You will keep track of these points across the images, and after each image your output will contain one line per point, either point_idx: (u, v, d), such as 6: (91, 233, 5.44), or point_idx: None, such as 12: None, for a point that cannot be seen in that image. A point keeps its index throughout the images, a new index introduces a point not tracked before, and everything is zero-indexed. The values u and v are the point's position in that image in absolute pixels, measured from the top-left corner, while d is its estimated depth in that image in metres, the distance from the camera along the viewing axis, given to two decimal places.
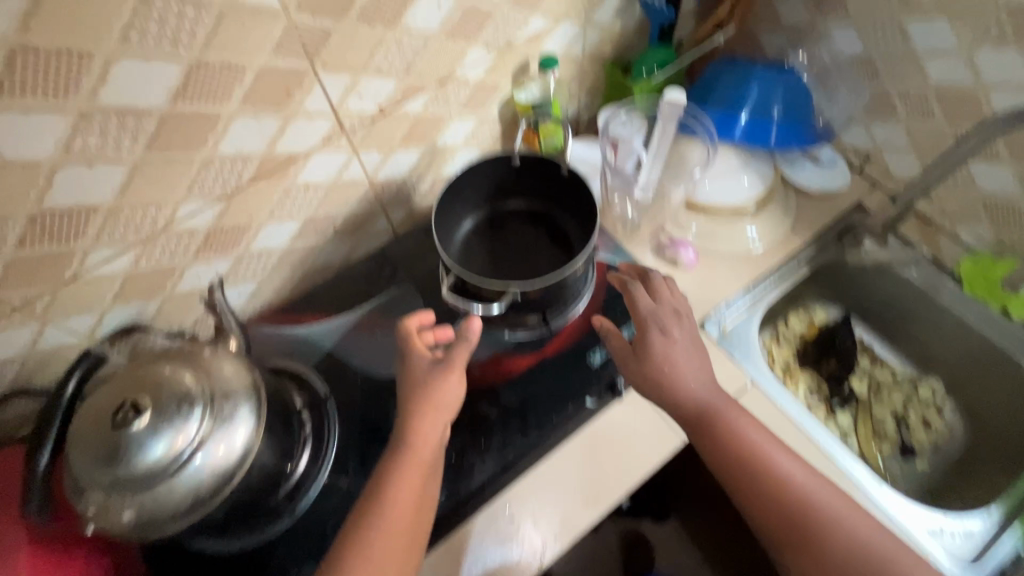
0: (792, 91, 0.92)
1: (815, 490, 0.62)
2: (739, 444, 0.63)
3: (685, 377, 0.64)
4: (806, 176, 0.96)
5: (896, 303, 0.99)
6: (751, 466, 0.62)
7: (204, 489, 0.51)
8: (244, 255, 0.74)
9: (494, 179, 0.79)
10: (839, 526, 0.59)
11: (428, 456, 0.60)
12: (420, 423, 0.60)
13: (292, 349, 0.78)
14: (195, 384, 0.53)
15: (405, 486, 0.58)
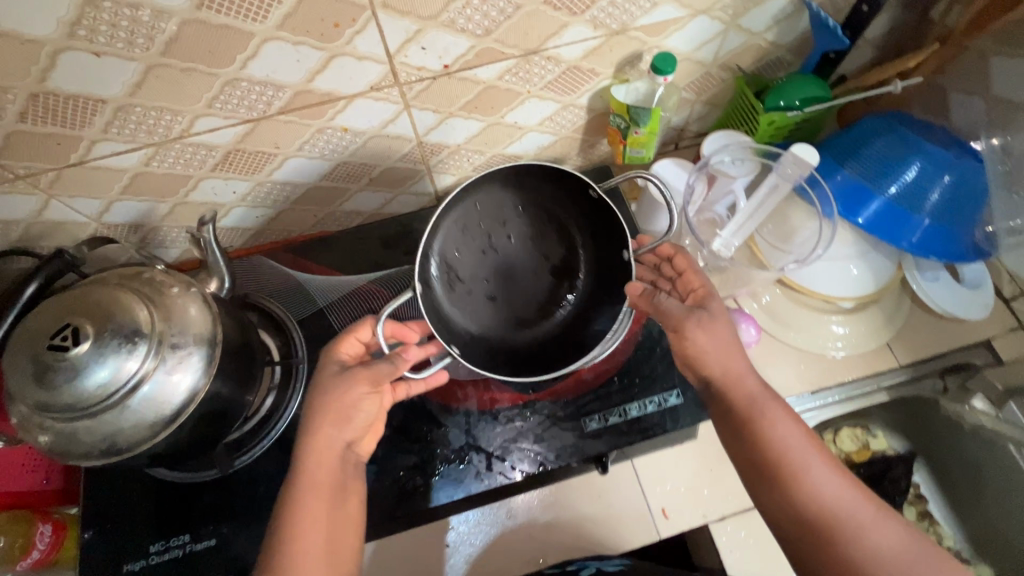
0: (960, 190, 0.70)
1: (860, 517, 0.51)
2: (767, 450, 0.53)
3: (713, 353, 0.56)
4: (934, 291, 0.76)
5: (981, 474, 0.80)
6: (781, 473, 0.53)
7: (124, 437, 0.48)
8: (265, 182, 0.68)
9: (554, 186, 0.63)
10: (874, 560, 0.49)
11: (328, 479, 0.54)
12: (312, 447, 0.53)
13: (286, 293, 0.72)
14: (148, 321, 0.49)
15: (312, 509, 0.52)
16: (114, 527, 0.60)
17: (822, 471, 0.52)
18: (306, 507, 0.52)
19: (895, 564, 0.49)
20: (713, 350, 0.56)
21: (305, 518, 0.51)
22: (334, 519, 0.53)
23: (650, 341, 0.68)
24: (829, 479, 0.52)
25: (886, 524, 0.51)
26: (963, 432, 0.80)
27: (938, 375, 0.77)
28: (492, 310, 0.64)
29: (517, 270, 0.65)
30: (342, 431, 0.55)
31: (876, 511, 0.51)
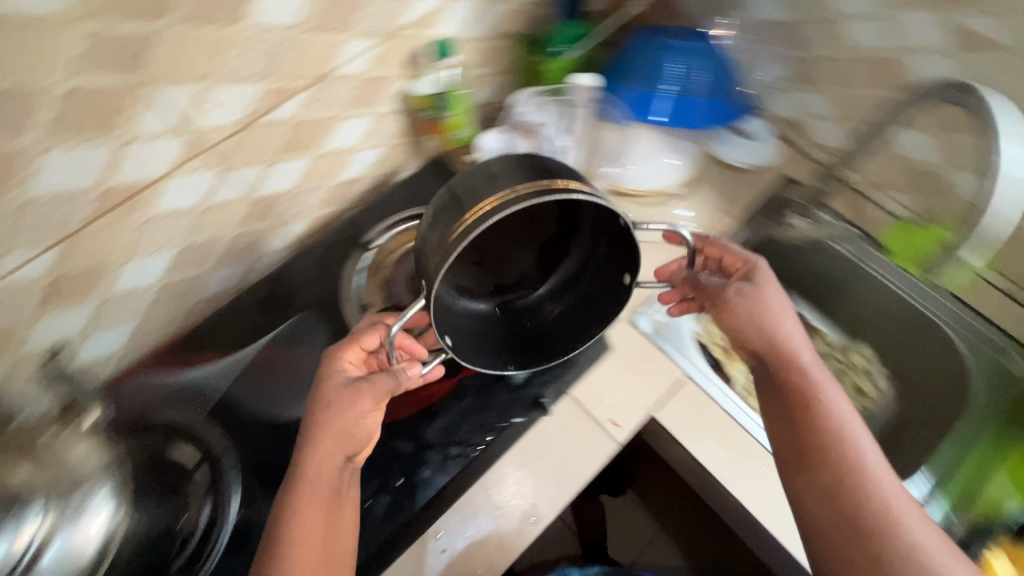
0: (715, 65, 0.91)
1: (867, 473, 0.55)
2: (797, 399, 0.61)
3: (783, 318, 0.65)
4: (733, 152, 0.93)
5: (824, 274, 0.95)
6: (813, 434, 0.59)
7: None
8: (106, 299, 0.64)
9: (567, 188, 0.61)
10: (886, 503, 0.54)
11: (331, 486, 0.57)
12: (311, 460, 0.57)
13: (178, 397, 0.71)
14: (32, 475, 0.55)
15: (307, 526, 0.54)
16: None
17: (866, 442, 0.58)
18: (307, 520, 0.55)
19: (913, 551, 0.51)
20: (759, 313, 0.65)
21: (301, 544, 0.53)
22: (328, 534, 0.55)
23: None
24: (866, 442, 0.58)
25: (890, 477, 0.56)
26: (799, 250, 0.94)
27: (765, 214, 0.92)
28: (481, 277, 0.64)
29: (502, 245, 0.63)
30: (343, 446, 0.58)
31: (887, 468, 0.57)
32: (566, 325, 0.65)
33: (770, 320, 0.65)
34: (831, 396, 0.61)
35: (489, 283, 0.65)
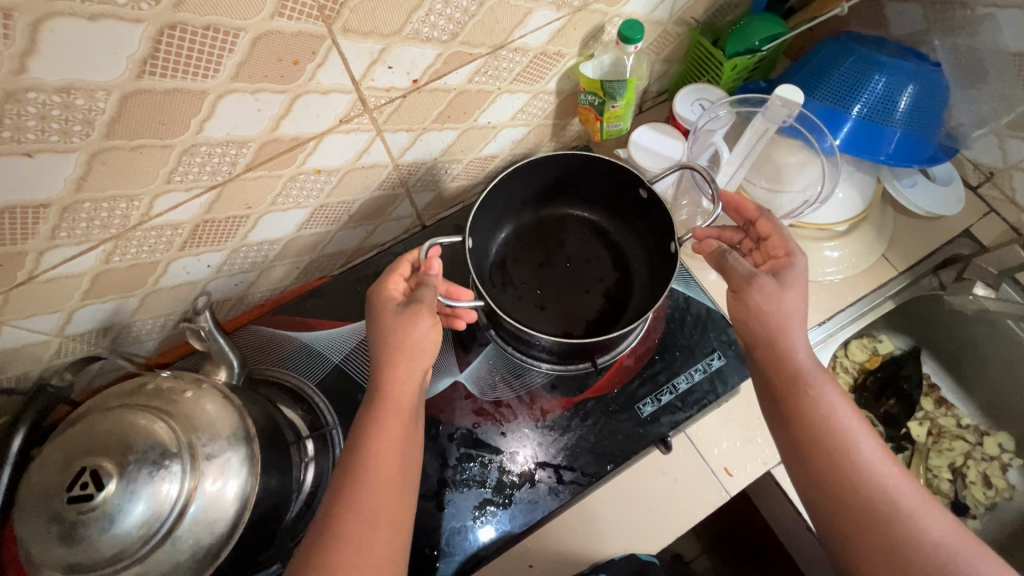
0: (929, 90, 0.72)
1: (919, 502, 0.48)
2: (870, 499, 0.48)
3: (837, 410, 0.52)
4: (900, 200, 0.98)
5: (978, 349, 0.88)
6: (887, 522, 0.47)
7: (182, 571, 0.42)
8: (239, 247, 0.63)
9: (554, 217, 0.67)
10: (933, 549, 0.45)
11: (410, 405, 0.51)
12: (392, 373, 0.51)
13: (290, 358, 0.66)
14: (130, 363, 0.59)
15: (388, 439, 0.48)
16: None
17: (866, 444, 0.51)
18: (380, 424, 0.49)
19: None
20: (773, 312, 0.56)
21: (366, 486, 0.46)
22: (400, 463, 0.49)
23: (680, 313, 0.67)
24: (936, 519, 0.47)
25: (935, 511, 0.47)
26: (961, 319, 0.86)
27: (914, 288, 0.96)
28: (528, 298, 0.63)
29: (568, 237, 0.66)
30: (420, 363, 0.53)
31: (918, 493, 0.49)
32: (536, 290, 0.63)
33: (777, 294, 0.56)
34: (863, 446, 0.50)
35: (523, 223, 0.67)
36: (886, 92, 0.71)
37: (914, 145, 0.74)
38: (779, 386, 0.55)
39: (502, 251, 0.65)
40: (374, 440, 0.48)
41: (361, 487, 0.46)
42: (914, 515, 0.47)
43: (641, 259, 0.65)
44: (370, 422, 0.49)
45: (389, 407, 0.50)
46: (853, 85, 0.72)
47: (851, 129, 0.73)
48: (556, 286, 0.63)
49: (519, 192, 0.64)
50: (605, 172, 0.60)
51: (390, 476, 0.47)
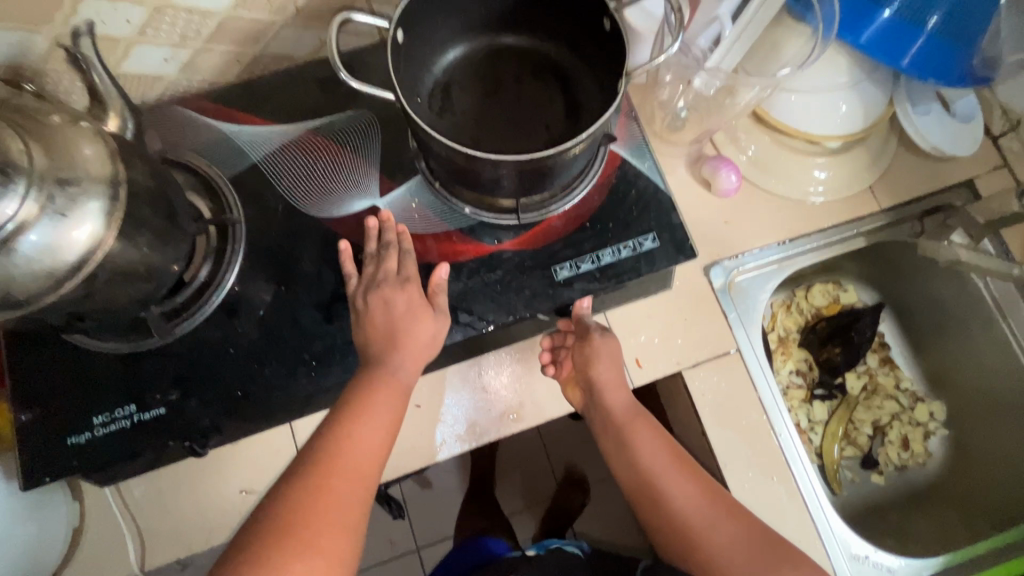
0: None
1: (716, 519, 0.60)
2: (639, 473, 0.64)
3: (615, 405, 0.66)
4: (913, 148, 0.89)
5: (940, 313, 0.84)
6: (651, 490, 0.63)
7: (19, 287, 0.41)
8: (163, 7, 0.57)
9: (515, 51, 0.61)
10: (685, 508, 0.61)
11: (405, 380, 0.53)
12: (374, 347, 0.54)
13: (211, 146, 0.62)
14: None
15: (374, 407, 0.51)
16: (53, 401, 0.55)
17: (642, 435, 0.65)
18: (372, 403, 0.51)
19: (704, 534, 0.60)
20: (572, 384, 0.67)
21: (343, 446, 0.49)
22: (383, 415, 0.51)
23: (626, 186, 0.62)
24: (688, 487, 0.62)
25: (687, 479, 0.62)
26: (932, 274, 0.82)
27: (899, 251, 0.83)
28: (462, 128, 0.58)
29: (522, 74, 0.60)
30: (420, 319, 0.54)
31: (722, 507, 0.60)
32: (474, 124, 0.58)
33: (596, 369, 0.64)
34: (640, 436, 0.65)
35: (479, 52, 0.61)
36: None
37: (941, 56, 0.64)
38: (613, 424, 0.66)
39: (447, 74, 0.60)
40: (359, 408, 0.51)
41: (347, 470, 0.48)
42: (709, 531, 0.60)
43: (595, 110, 0.58)
44: (359, 403, 0.51)
45: (388, 359, 0.53)
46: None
47: (879, 24, 0.63)
48: (498, 120, 0.58)
49: (476, 8, 0.57)
50: None
51: (374, 459, 0.50)
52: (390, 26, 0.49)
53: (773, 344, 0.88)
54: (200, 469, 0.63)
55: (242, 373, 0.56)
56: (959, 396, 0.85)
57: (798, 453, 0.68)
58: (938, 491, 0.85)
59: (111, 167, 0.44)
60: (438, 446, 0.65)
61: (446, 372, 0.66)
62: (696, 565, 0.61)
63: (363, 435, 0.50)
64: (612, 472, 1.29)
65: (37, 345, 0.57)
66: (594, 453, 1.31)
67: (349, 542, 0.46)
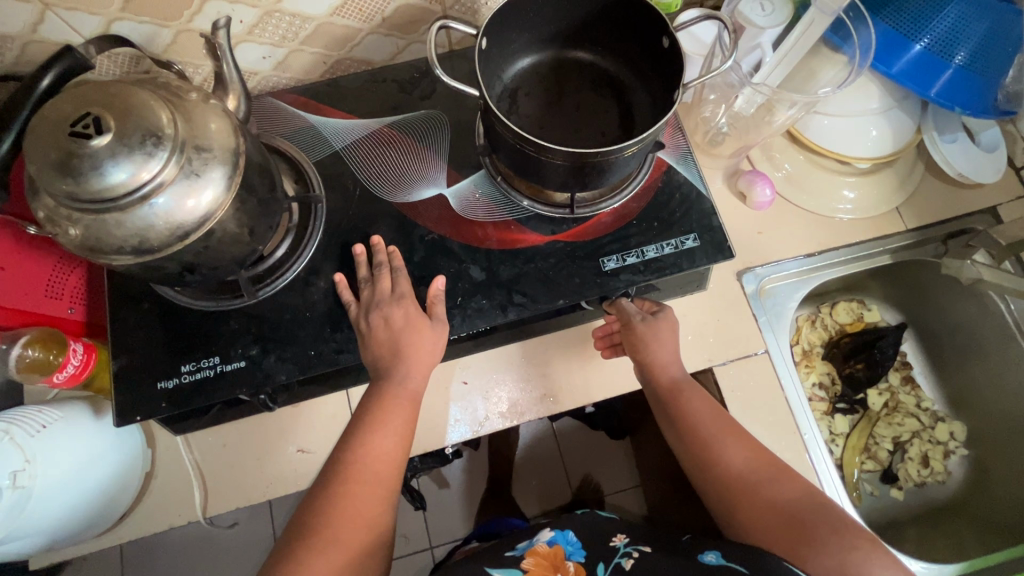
0: (997, 32, 0.68)
1: (771, 479, 0.61)
2: (695, 436, 0.64)
3: (669, 369, 0.66)
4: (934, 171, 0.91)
5: (963, 333, 0.87)
6: (704, 452, 0.63)
7: (154, 235, 0.48)
8: (272, 11, 0.65)
9: (577, 65, 0.68)
10: (737, 470, 0.62)
11: (415, 391, 0.60)
12: (385, 364, 0.59)
13: (299, 134, 0.70)
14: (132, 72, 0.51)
15: (389, 416, 0.58)
16: (145, 349, 0.62)
17: (696, 400, 0.66)
18: (386, 413, 0.58)
19: (758, 497, 0.61)
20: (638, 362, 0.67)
21: (361, 450, 0.56)
22: (398, 427, 0.58)
23: (670, 189, 0.68)
24: (740, 451, 0.63)
25: (740, 444, 0.63)
26: (954, 294, 0.85)
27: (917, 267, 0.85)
28: (526, 130, 0.65)
29: (583, 85, 0.67)
30: (429, 339, 0.60)
31: (774, 470, 0.62)
32: (537, 126, 0.65)
33: (653, 349, 0.66)
34: (695, 402, 0.65)
35: (545, 63, 0.68)
36: (955, 22, 0.67)
37: (967, 88, 0.69)
38: (664, 392, 0.66)
39: (515, 82, 0.67)
40: (378, 419, 0.57)
41: (365, 476, 0.55)
42: (763, 488, 0.61)
43: (647, 119, 0.65)
44: (375, 413, 0.58)
45: (410, 365, 0.59)
46: (923, 11, 0.68)
47: (911, 56, 0.68)
48: (559, 124, 0.65)
49: (546, 24, 0.64)
50: (637, 15, 0.59)
51: (386, 465, 0.56)
52: (477, 33, 0.56)
53: (798, 356, 0.92)
54: (262, 427, 0.68)
55: (316, 335, 0.62)
56: (979, 416, 0.87)
57: (820, 451, 0.71)
58: (959, 510, 0.86)
59: (233, 143, 0.51)
60: (482, 421, 0.70)
61: (491, 352, 0.72)
62: (747, 527, 0.60)
63: (378, 444, 0.56)
64: (628, 483, 1.32)
65: (136, 298, 0.63)
66: (611, 463, 1.33)
67: (368, 537, 0.53)
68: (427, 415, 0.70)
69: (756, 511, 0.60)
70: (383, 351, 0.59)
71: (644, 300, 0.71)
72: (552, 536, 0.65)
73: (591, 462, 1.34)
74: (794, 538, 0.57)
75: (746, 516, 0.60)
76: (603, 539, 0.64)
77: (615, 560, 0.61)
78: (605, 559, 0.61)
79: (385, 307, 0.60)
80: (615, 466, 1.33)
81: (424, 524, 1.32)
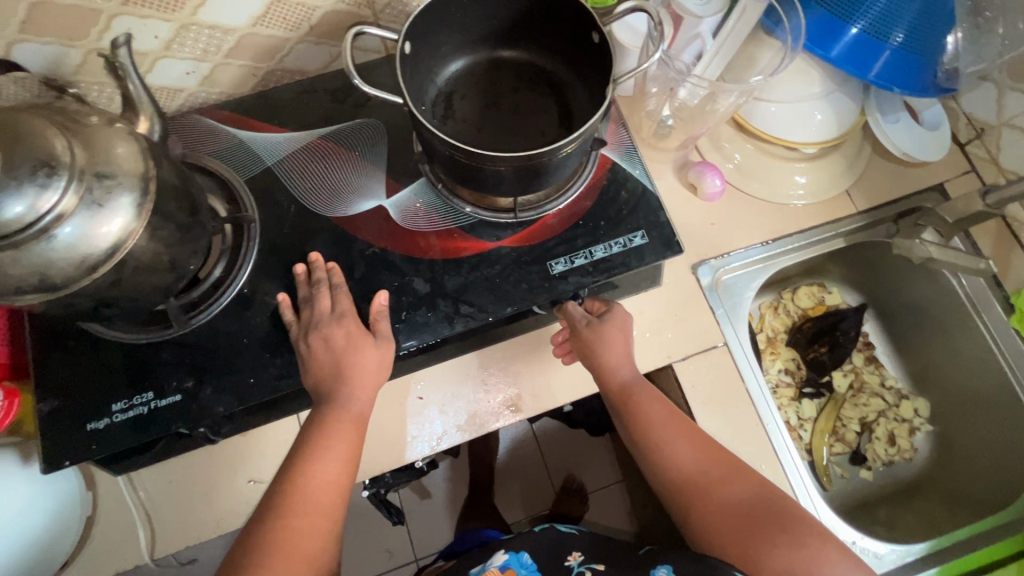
0: (931, 11, 0.68)
1: (723, 478, 0.60)
2: (646, 438, 0.63)
3: (619, 370, 0.65)
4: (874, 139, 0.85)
5: (919, 309, 0.87)
6: (654, 455, 0.63)
7: (57, 272, 0.44)
8: (188, 24, 0.62)
9: (511, 64, 0.66)
10: (687, 471, 0.61)
11: (359, 412, 0.58)
12: (327, 389, 0.57)
13: (229, 152, 0.67)
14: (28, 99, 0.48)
15: (335, 443, 0.55)
16: (73, 390, 0.58)
17: (645, 400, 0.64)
18: (327, 437, 0.55)
19: (711, 498, 0.60)
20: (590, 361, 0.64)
21: (301, 481, 0.54)
22: (346, 454, 0.55)
23: (616, 186, 0.67)
24: (690, 450, 0.62)
25: (689, 443, 0.62)
26: (908, 272, 0.86)
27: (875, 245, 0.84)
28: (461, 137, 0.63)
29: (519, 85, 0.65)
30: (376, 357, 0.57)
31: (727, 467, 0.61)
32: (474, 131, 0.63)
33: (601, 349, 0.64)
34: (645, 403, 0.64)
35: (480, 64, 0.66)
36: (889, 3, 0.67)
37: (905, 68, 0.69)
38: (615, 394, 0.65)
39: (450, 85, 0.65)
40: (316, 448, 0.55)
41: (306, 506, 0.53)
42: (713, 489, 0.60)
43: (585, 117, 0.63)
44: (317, 438, 0.55)
45: (354, 387, 0.57)
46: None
47: (848, 40, 0.68)
48: (497, 126, 0.63)
49: (476, 24, 0.62)
50: (566, 12, 0.57)
51: (330, 491, 0.54)
52: (399, 37, 0.54)
53: (762, 344, 0.92)
54: (210, 461, 0.65)
55: (255, 361, 0.59)
56: (941, 392, 0.88)
57: (784, 441, 0.71)
58: (926, 488, 0.87)
59: (143, 167, 0.48)
60: (440, 436, 0.68)
61: (447, 365, 0.69)
62: (700, 529, 0.60)
63: (321, 471, 0.54)
64: (610, 480, 1.31)
65: (60, 336, 0.60)
66: (592, 462, 1.32)
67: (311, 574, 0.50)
68: (383, 434, 0.68)
69: (708, 512, 0.60)
70: (324, 373, 0.57)
71: (595, 300, 0.69)
72: (506, 559, 0.63)
73: (572, 463, 1.32)
74: (745, 537, 0.58)
75: (700, 518, 0.60)
76: (558, 557, 0.63)
77: None
78: None
79: (326, 327, 0.58)
80: (596, 464, 1.32)
81: (407, 538, 1.30)
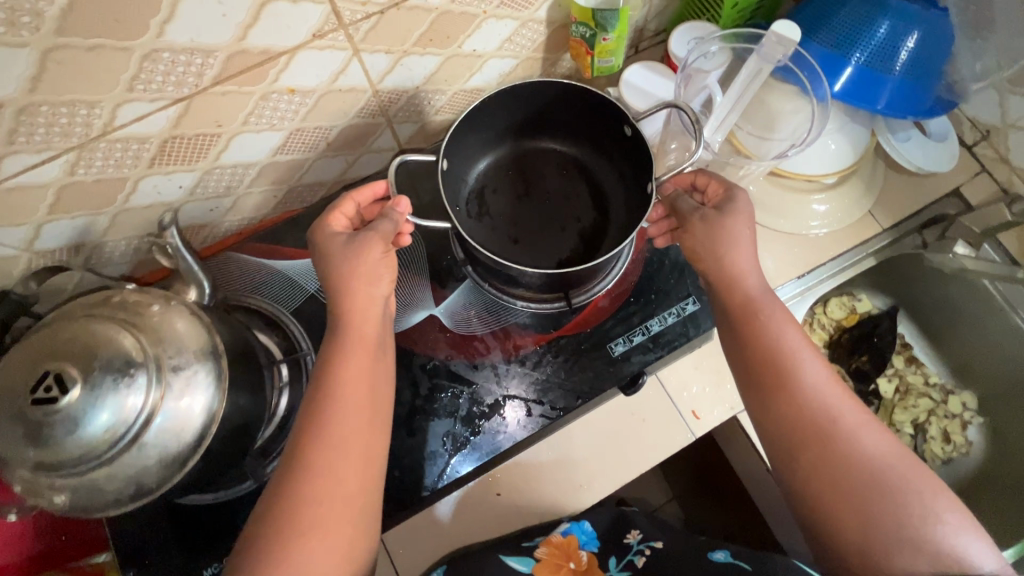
0: (932, 39, 0.69)
1: (829, 384, 0.52)
2: (740, 304, 0.56)
3: (719, 231, 0.57)
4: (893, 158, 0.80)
5: (951, 308, 0.90)
6: (752, 315, 0.55)
7: (150, 476, 0.43)
8: (212, 168, 0.61)
9: (537, 152, 0.67)
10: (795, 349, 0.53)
11: (374, 335, 0.53)
12: (318, 389, 0.49)
13: (267, 285, 0.66)
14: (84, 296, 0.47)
15: (313, 453, 0.46)
16: (159, 562, 0.57)
17: (743, 256, 0.56)
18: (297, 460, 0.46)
19: (820, 394, 0.51)
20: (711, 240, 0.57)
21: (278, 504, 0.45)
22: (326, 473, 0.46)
23: (658, 255, 0.67)
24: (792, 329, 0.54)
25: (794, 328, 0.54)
26: (936, 277, 0.88)
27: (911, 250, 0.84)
28: (501, 234, 0.62)
29: (549, 171, 0.66)
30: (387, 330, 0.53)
31: (861, 414, 0.51)
32: (512, 224, 0.63)
33: (724, 247, 0.57)
34: (740, 255, 0.56)
35: (506, 156, 0.66)
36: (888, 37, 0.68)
37: (908, 96, 0.71)
38: (734, 310, 0.56)
39: (480, 180, 0.65)
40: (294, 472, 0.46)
41: (296, 519, 0.44)
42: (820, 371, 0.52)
43: (619, 198, 0.64)
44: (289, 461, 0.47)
45: None
46: (855, 29, 0.69)
47: (849, 77, 0.70)
48: (533, 217, 0.63)
49: (501, 121, 0.62)
50: (596, 106, 0.59)
51: (329, 504, 0.45)
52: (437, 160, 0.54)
53: None
54: None
55: None
56: (986, 383, 0.90)
57: None
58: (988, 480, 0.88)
59: (212, 344, 0.47)
60: None
61: None
62: (809, 398, 0.51)
63: (307, 492, 0.45)
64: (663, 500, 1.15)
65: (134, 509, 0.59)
66: None
67: None
68: None
69: (816, 383, 0.51)
70: None
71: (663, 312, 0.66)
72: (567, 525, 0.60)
73: None
74: (875, 498, 0.47)
75: (813, 397, 0.51)
76: (617, 536, 0.63)
77: (627, 558, 0.60)
78: (618, 555, 0.61)
79: None
80: None
81: None
